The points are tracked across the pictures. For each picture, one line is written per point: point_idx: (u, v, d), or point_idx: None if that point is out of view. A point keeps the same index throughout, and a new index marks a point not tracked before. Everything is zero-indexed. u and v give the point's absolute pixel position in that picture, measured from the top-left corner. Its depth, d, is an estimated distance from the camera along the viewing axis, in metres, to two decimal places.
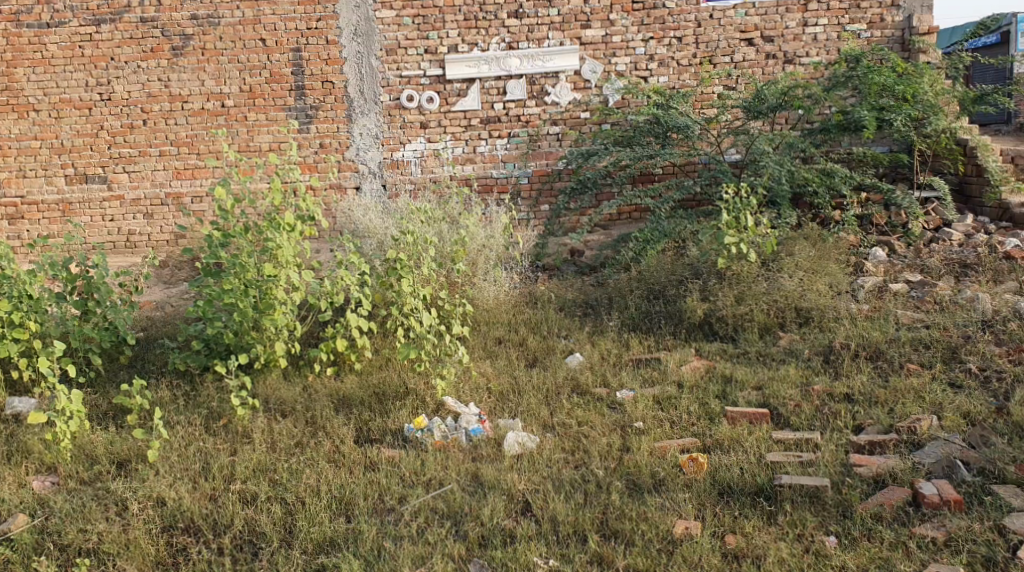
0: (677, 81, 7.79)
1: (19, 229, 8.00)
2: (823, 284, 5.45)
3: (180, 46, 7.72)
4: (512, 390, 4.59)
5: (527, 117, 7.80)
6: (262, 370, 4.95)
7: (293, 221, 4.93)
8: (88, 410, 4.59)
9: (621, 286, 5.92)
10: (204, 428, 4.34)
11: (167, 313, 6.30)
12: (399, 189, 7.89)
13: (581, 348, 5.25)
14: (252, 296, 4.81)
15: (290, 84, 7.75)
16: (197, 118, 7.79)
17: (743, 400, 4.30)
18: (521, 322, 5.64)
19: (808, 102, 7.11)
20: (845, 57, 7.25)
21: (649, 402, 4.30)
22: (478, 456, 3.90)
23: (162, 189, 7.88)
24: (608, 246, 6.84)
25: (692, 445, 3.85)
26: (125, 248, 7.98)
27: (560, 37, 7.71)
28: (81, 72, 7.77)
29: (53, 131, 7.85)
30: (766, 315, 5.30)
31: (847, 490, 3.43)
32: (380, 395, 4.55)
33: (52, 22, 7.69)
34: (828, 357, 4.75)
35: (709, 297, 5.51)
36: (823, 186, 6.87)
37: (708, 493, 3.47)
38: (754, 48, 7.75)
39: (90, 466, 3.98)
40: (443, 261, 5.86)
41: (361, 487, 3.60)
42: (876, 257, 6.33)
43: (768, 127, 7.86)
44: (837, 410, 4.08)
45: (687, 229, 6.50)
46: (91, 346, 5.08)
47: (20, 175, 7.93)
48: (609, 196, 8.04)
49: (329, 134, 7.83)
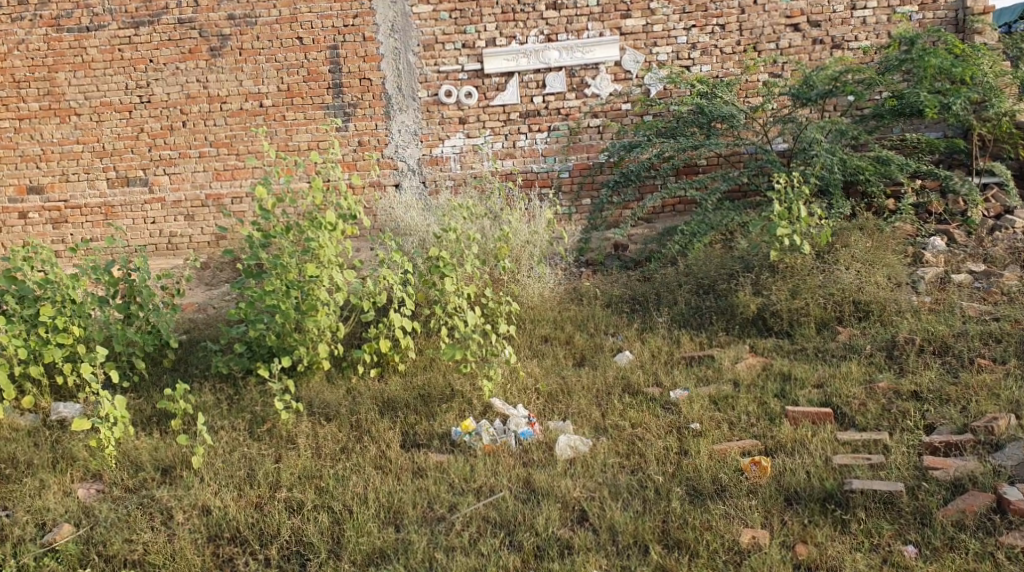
0: (720, 69, 7.56)
1: (64, 233, 8.02)
2: (882, 276, 5.23)
3: (218, 46, 7.68)
4: (561, 390, 4.45)
5: (567, 111, 7.64)
6: (305, 373, 4.86)
7: (334, 220, 4.83)
8: (133, 416, 4.54)
9: (669, 281, 5.75)
10: (249, 433, 4.26)
11: (209, 315, 6.26)
12: (440, 185, 7.77)
13: (631, 345, 5.09)
14: (294, 298, 4.73)
15: (327, 82, 7.67)
16: (236, 118, 7.75)
17: (803, 398, 4.11)
18: (567, 319, 5.49)
19: (860, 87, 6.86)
20: (899, 40, 7.00)
21: (705, 402, 4.13)
22: (529, 460, 3.76)
23: (202, 190, 7.86)
24: (654, 239, 6.65)
25: (753, 448, 3.69)
26: (167, 249, 7.96)
27: (600, 28, 7.53)
28: (121, 75, 7.76)
29: (94, 134, 7.86)
30: (823, 309, 5.09)
31: (924, 496, 3.23)
32: (426, 397, 4.43)
33: (91, 26, 7.70)
34: (892, 352, 4.54)
35: (762, 291, 5.32)
36: (877, 174, 6.62)
37: (774, 500, 3.30)
38: (800, 33, 7.51)
39: (135, 473, 3.92)
40: (487, 259, 5.73)
41: (410, 495, 3.48)
42: (934, 246, 6.04)
43: (817, 115, 7.62)
44: (906, 409, 3.88)
45: (735, 221, 6.33)
46: (135, 349, 5.04)
47: (63, 179, 7.95)
48: (652, 188, 7.85)
49: (367, 132, 7.73)
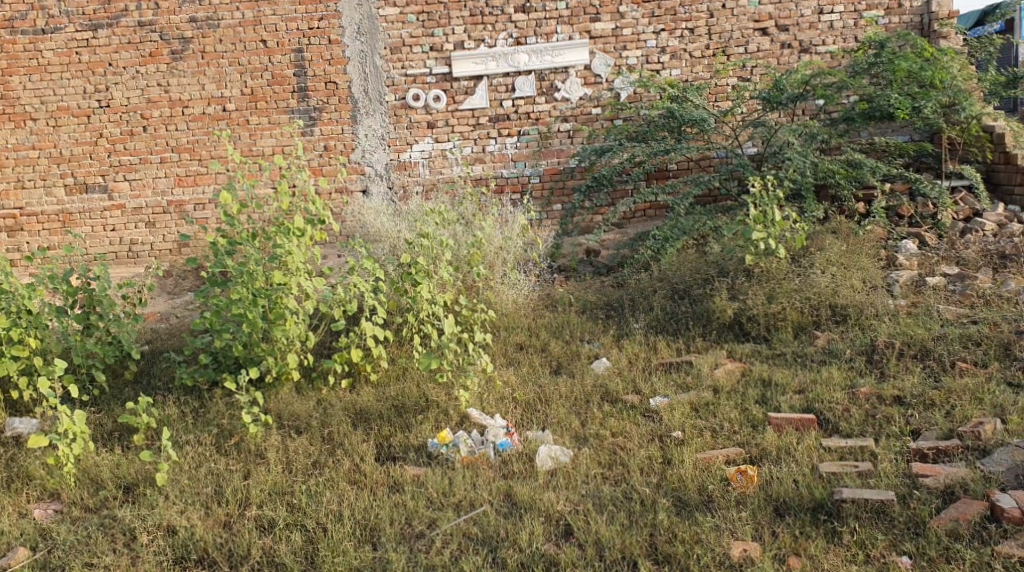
0: (690, 73, 7.52)
1: (19, 242, 7.76)
2: (858, 279, 5.20)
3: (179, 50, 7.48)
4: (539, 399, 4.34)
5: (537, 115, 7.55)
6: (273, 385, 4.70)
7: (301, 226, 4.67)
8: (92, 431, 4.34)
9: (644, 286, 5.67)
10: (215, 447, 4.10)
11: (172, 325, 6.07)
12: (408, 191, 7.64)
13: (607, 352, 5.00)
14: (261, 306, 4.58)
15: (292, 86, 7.51)
16: (198, 123, 7.56)
17: (785, 405, 4.05)
18: (542, 326, 5.40)
19: (830, 91, 6.85)
20: (868, 44, 7.00)
21: (686, 410, 4.06)
22: (509, 472, 3.65)
23: (163, 197, 7.64)
24: (626, 244, 6.57)
25: (738, 456, 3.61)
26: (128, 258, 7.72)
27: (569, 32, 7.46)
28: (78, 79, 7.53)
29: (51, 140, 7.62)
30: (800, 314, 5.04)
31: (916, 505, 3.18)
32: (400, 408, 4.30)
33: (47, 28, 7.47)
34: (872, 357, 4.51)
35: (738, 295, 5.26)
36: (849, 178, 6.59)
37: (763, 511, 3.22)
38: (768, 37, 7.50)
39: (95, 492, 3.74)
40: (459, 265, 5.61)
41: (387, 511, 3.35)
42: (906, 250, 5.99)
43: (786, 119, 7.61)
44: (890, 415, 3.84)
45: (707, 226, 6.27)
46: (94, 361, 4.85)
47: (18, 186, 7.70)
48: (624, 194, 7.79)
49: (334, 136, 7.58)
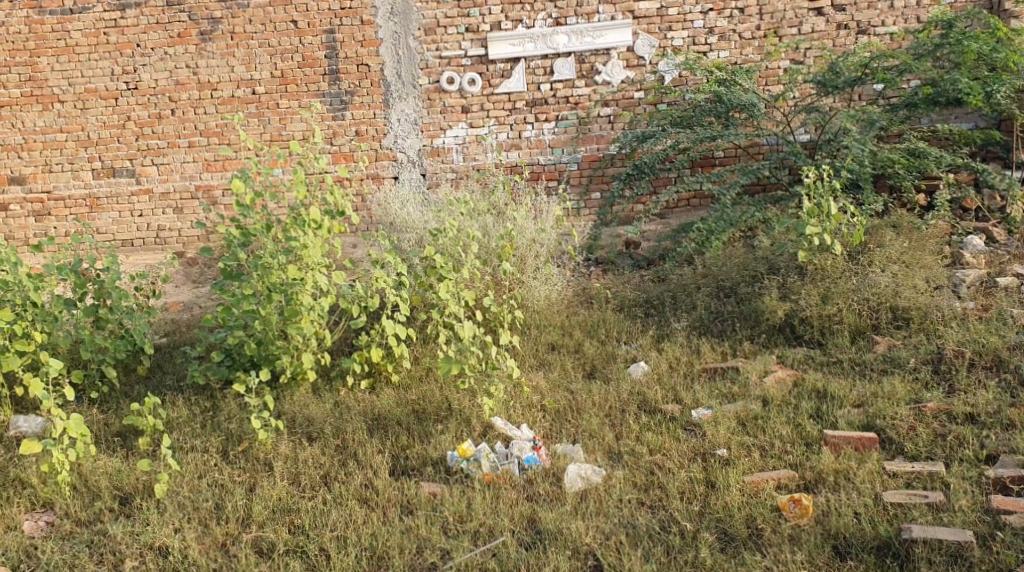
0: (739, 56, 7.07)
1: (46, 227, 7.57)
2: (921, 279, 4.74)
3: (209, 30, 7.23)
4: (571, 408, 4.00)
5: (576, 99, 7.16)
6: (288, 386, 4.42)
7: (319, 216, 4.35)
8: (96, 432, 4.12)
9: (686, 282, 5.28)
10: (222, 454, 3.84)
11: (193, 316, 5.82)
12: (440, 178, 7.31)
13: (646, 354, 4.63)
14: (276, 302, 4.27)
15: (323, 68, 7.21)
16: (226, 106, 7.29)
17: (843, 421, 3.66)
18: (577, 325, 5.05)
19: (890, 73, 6.37)
20: (934, 22, 6.47)
21: (732, 424, 3.69)
22: (534, 493, 3.36)
23: (191, 181, 7.41)
24: (668, 236, 6.17)
25: (789, 481, 3.28)
26: (155, 244, 7.51)
27: (611, 11, 7.05)
28: (106, 60, 7.31)
29: (79, 123, 7.41)
30: (857, 317, 4.61)
31: (999, 548, 2.82)
32: (421, 414, 3.99)
33: (75, 8, 7.25)
34: (938, 367, 4.11)
35: (790, 295, 4.84)
36: (910, 168, 6.11)
37: (820, 550, 2.91)
38: (823, 17, 7.01)
39: (90, 502, 3.52)
40: (488, 258, 5.27)
41: (396, 538, 3.10)
42: (972, 247, 5.55)
43: (841, 104, 7.11)
44: (963, 436, 3.44)
45: (755, 217, 5.85)
46: (105, 356, 4.61)
47: (46, 170, 7.50)
48: (666, 182, 7.31)
49: (365, 121, 7.26)
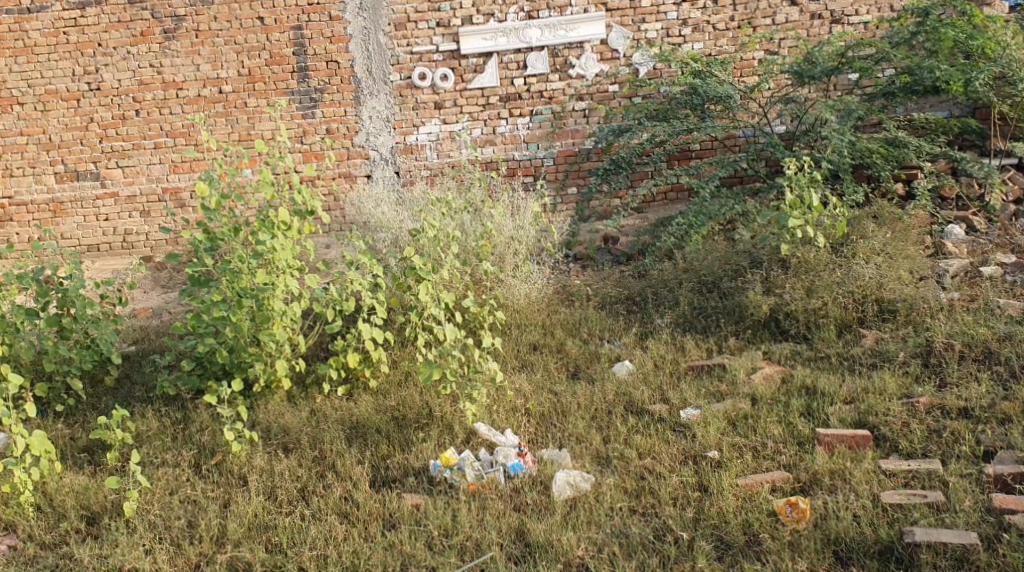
0: (713, 47, 6.97)
1: (8, 233, 7.33)
2: (905, 270, 4.66)
3: (172, 29, 7.02)
4: (556, 410, 3.88)
5: (550, 93, 7.04)
6: (262, 394, 4.26)
7: (288, 217, 4.19)
8: (61, 448, 3.94)
9: (669, 277, 5.17)
10: (195, 468, 3.69)
11: (162, 322, 5.63)
12: (414, 176, 7.15)
13: (631, 353, 4.52)
14: (247, 308, 4.11)
15: (292, 66, 7.03)
16: (193, 106, 7.09)
17: (835, 418, 3.58)
18: (558, 324, 4.93)
19: (866, 62, 6.30)
20: (910, 10, 6.37)
21: (722, 424, 3.60)
22: (522, 503, 3.26)
23: (158, 184, 7.21)
24: (647, 231, 6.06)
25: (784, 483, 3.23)
26: (122, 249, 7.30)
27: (584, 4, 6.92)
28: (66, 60, 7.09)
29: (39, 125, 7.18)
30: (843, 310, 4.53)
31: (1005, 551, 2.79)
32: (400, 421, 3.86)
33: (32, 7, 7.02)
34: (927, 361, 4.05)
35: (774, 289, 4.75)
36: (889, 157, 6.02)
37: (821, 557, 2.87)
38: (798, 7, 6.92)
39: (56, 524, 3.36)
40: (466, 258, 5.13)
41: (381, 555, 3.00)
42: (953, 237, 5.49)
43: (817, 94, 7.03)
44: (958, 432, 3.39)
45: (735, 210, 5.76)
46: (70, 368, 4.43)
47: (6, 174, 7.26)
48: (643, 176, 7.17)
49: (337, 119, 7.10)
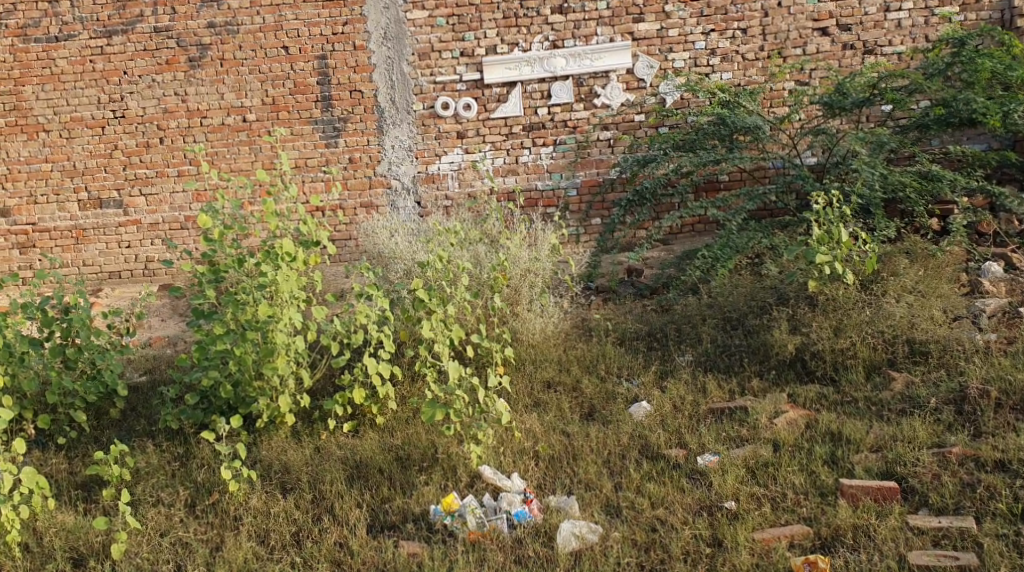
0: (742, 77, 6.82)
1: (31, 259, 7.33)
2: (939, 309, 4.44)
3: (197, 57, 7.01)
4: (567, 453, 3.71)
5: (574, 123, 6.91)
6: (265, 429, 4.13)
7: (294, 248, 4.08)
8: (58, 484, 3.84)
9: (691, 312, 4.98)
10: (191, 507, 3.58)
11: (175, 351, 5.53)
12: (435, 205, 7.05)
13: (648, 393, 4.34)
14: (252, 342, 3.99)
15: (315, 95, 6.99)
16: (217, 134, 7.07)
17: (860, 467, 3.37)
18: (575, 359, 4.75)
19: (899, 94, 6.11)
20: (946, 40, 6.18)
21: (740, 472, 3.40)
22: (524, 555, 3.11)
23: (181, 212, 7.18)
24: (671, 264, 5.91)
25: (803, 539, 3.06)
26: (143, 276, 7.27)
27: (610, 33, 6.81)
28: (92, 88, 7.10)
29: (64, 152, 7.19)
30: (872, 351, 4.31)
31: None
32: (404, 461, 3.71)
33: (61, 35, 7.06)
34: (961, 408, 3.82)
35: (800, 327, 4.54)
36: (923, 192, 5.80)
37: None
38: (829, 37, 6.75)
39: (43, 565, 3.26)
40: (482, 290, 4.99)
41: None
42: (991, 274, 5.22)
43: (849, 125, 6.83)
44: (994, 486, 3.17)
45: (762, 243, 5.56)
46: (74, 400, 4.34)
47: (31, 201, 7.28)
48: (669, 206, 7.01)
49: (359, 148, 7.02)
